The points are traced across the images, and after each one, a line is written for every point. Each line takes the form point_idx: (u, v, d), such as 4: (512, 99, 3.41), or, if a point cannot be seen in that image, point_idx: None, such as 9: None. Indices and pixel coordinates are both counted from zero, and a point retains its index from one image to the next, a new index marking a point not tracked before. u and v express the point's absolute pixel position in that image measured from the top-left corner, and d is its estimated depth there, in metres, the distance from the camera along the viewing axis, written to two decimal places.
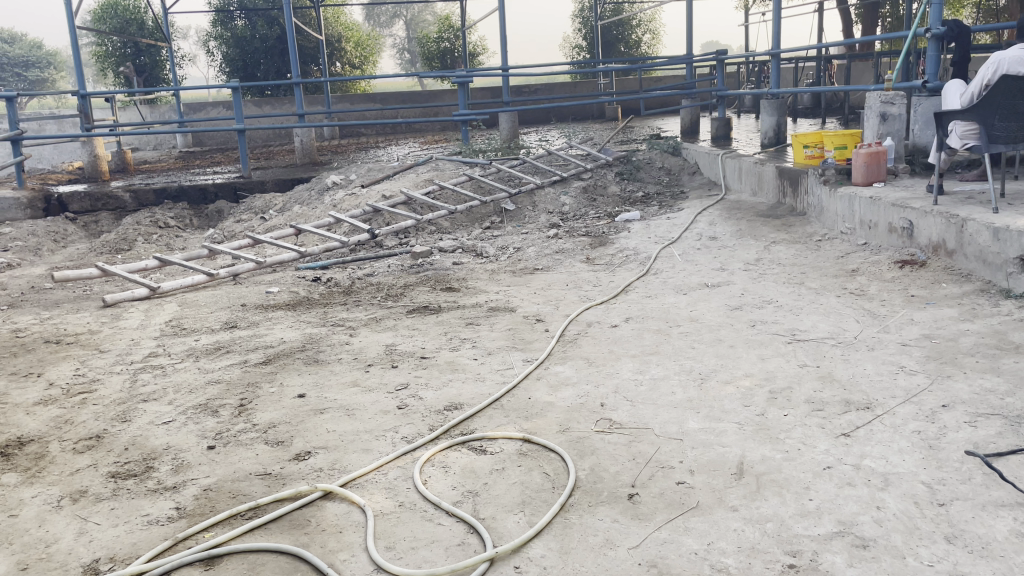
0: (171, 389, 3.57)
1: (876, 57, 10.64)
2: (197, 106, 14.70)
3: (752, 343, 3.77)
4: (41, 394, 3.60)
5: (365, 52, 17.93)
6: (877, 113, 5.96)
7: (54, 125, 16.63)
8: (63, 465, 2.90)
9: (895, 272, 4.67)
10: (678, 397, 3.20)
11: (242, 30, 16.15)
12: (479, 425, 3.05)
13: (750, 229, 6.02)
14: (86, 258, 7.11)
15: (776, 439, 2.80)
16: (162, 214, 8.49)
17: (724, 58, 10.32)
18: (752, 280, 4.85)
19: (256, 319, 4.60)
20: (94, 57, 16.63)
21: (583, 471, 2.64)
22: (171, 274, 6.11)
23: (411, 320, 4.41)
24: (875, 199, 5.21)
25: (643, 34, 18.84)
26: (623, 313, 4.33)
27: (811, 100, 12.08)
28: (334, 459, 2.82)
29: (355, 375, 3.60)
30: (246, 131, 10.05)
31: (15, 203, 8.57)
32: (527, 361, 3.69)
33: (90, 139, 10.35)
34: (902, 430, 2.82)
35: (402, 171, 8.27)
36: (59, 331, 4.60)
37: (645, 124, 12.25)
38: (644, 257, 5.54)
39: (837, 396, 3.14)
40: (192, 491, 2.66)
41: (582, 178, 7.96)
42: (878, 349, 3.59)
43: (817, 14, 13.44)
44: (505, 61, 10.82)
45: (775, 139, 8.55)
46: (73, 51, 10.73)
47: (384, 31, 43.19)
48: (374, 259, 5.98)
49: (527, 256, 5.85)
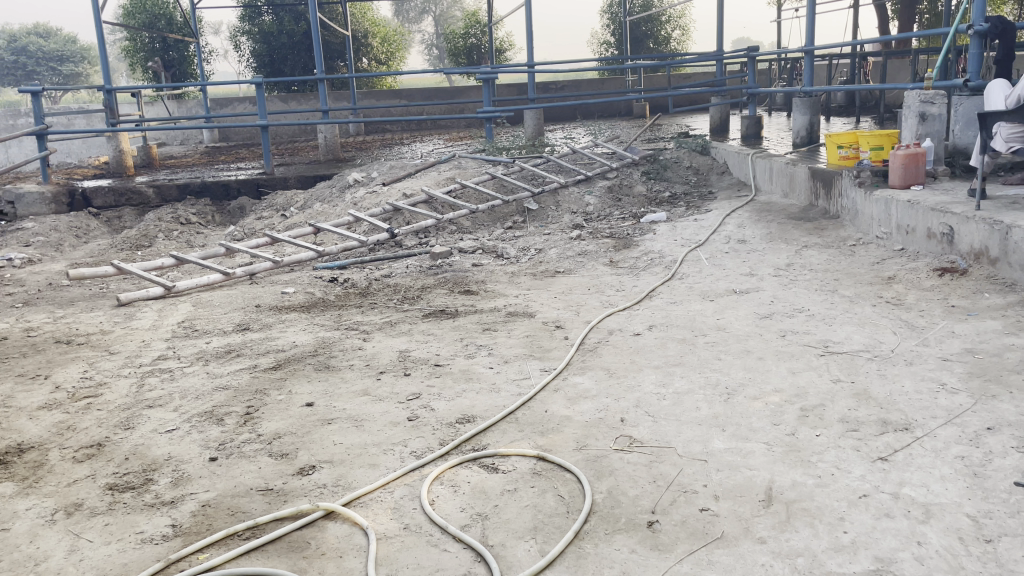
0: (178, 394, 3.47)
1: (913, 54, 10.31)
2: (223, 102, 14.71)
3: (782, 355, 3.58)
4: (45, 398, 3.51)
5: (391, 48, 17.82)
6: (916, 113, 5.73)
7: (82, 120, 16.71)
8: (61, 475, 2.80)
9: (934, 281, 4.45)
10: (703, 414, 3.03)
11: (270, 25, 16.14)
12: (492, 440, 2.90)
13: (781, 232, 5.82)
14: (106, 254, 7.07)
15: (808, 463, 2.63)
16: (185, 210, 8.44)
17: (756, 55, 10.03)
18: (782, 286, 4.65)
19: (269, 321, 4.49)
20: (123, 52, 16.72)
21: (600, 495, 2.48)
22: (188, 272, 6.03)
23: (427, 325, 4.27)
24: (913, 203, 5.00)
25: (673, 29, 18.59)
26: (645, 320, 4.16)
27: (844, 99, 11.78)
28: (339, 474, 2.69)
29: (365, 384, 3.47)
30: (269, 127, 9.95)
31: (40, 198, 8.59)
32: (544, 370, 3.53)
33: (115, 134, 10.33)
34: (944, 455, 2.63)
35: (424, 168, 8.14)
36: (71, 331, 4.53)
37: (674, 121, 11.99)
38: (670, 261, 5.35)
39: (873, 415, 2.95)
40: (190, 507, 2.54)
41: (607, 177, 7.78)
42: (917, 364, 3.39)
43: (852, 11, 13.15)
44: (531, 57, 10.64)
45: (807, 138, 8.28)
46: (99, 47, 10.73)
47: (412, 26, 43.17)
48: (393, 260, 5.86)
49: (549, 258, 5.70)
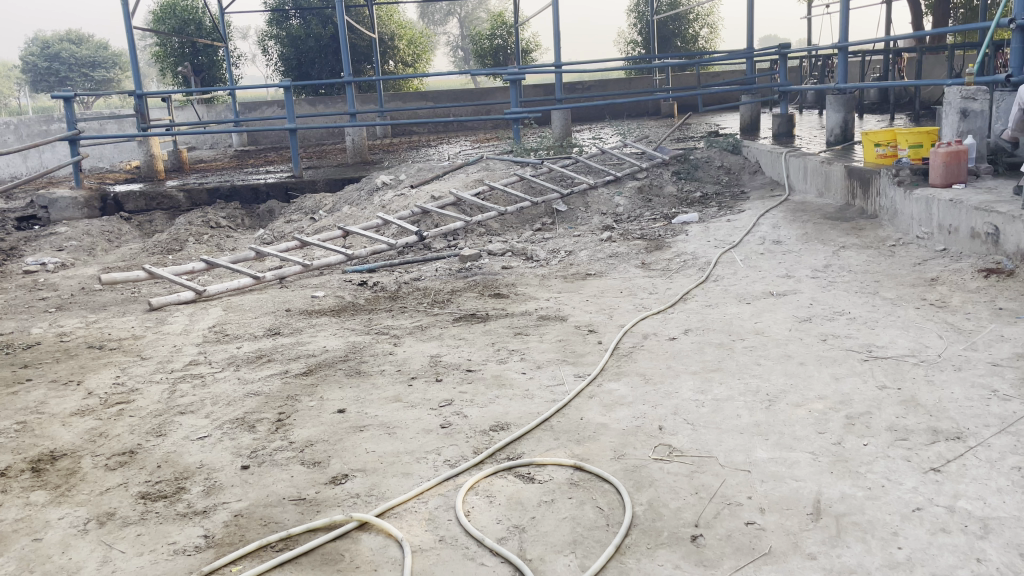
0: (209, 400, 3.44)
1: (950, 49, 10.09)
2: (252, 105, 14.79)
3: (824, 360, 3.48)
4: (78, 404, 3.51)
5: (418, 50, 17.84)
6: (957, 109, 5.60)
7: (114, 125, 16.90)
8: (93, 484, 2.78)
9: (980, 282, 4.32)
10: (744, 422, 2.94)
11: (297, 29, 16.22)
12: (527, 448, 2.83)
13: (818, 232, 5.69)
14: (137, 258, 7.10)
15: (857, 474, 2.53)
16: (214, 214, 8.47)
17: (787, 52, 9.87)
18: (820, 289, 4.54)
19: (300, 325, 4.46)
20: (153, 58, 16.88)
21: (640, 507, 2.41)
22: (219, 276, 6.03)
23: (458, 329, 4.21)
24: (956, 202, 4.86)
25: (701, 28, 18.42)
26: (681, 324, 4.07)
27: (878, 96, 11.57)
28: (373, 484, 2.64)
29: (397, 390, 3.41)
30: (297, 130, 9.96)
31: (73, 203, 8.67)
32: (579, 376, 3.46)
33: (146, 139, 10.41)
34: (1000, 466, 2.52)
35: (452, 170, 8.10)
36: (103, 336, 4.54)
37: (703, 120, 11.84)
38: (704, 262, 5.26)
39: (922, 423, 2.84)
40: (222, 517, 2.51)
41: (637, 178, 7.68)
42: (966, 369, 3.27)
43: (885, 6, 12.94)
44: (558, 57, 10.57)
45: (841, 136, 8.13)
46: (130, 52, 10.81)
47: (438, 29, 43.24)
48: (422, 263, 5.82)
49: (579, 260, 5.62)
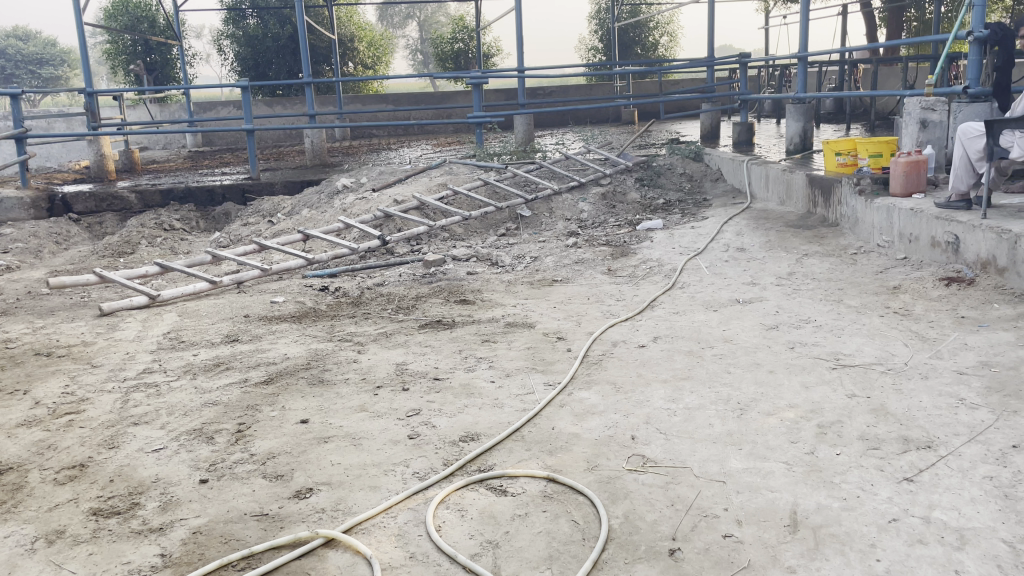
0: (165, 411, 3.30)
1: (904, 61, 10.30)
2: (207, 106, 14.49)
3: (793, 368, 3.47)
4: (24, 414, 3.34)
5: (377, 52, 17.68)
6: (917, 120, 5.67)
7: (62, 124, 16.41)
8: (41, 499, 2.63)
9: (941, 290, 4.37)
10: (717, 431, 2.91)
11: (255, 29, 15.96)
12: (498, 460, 2.76)
13: (781, 240, 5.73)
14: (87, 261, 6.87)
15: (832, 484, 2.51)
16: (168, 216, 8.23)
17: (747, 61, 9.96)
18: (786, 296, 4.56)
19: (259, 332, 4.33)
20: (105, 55, 16.46)
21: (616, 520, 2.35)
22: (173, 281, 5.85)
23: (423, 336, 4.13)
24: (917, 211, 4.92)
25: (661, 36, 18.58)
26: (650, 331, 4.03)
27: (834, 106, 11.78)
28: (339, 498, 2.55)
29: (362, 400, 3.31)
30: (255, 131, 9.75)
31: (19, 203, 8.36)
32: (548, 385, 3.40)
33: (97, 138, 10.10)
34: (971, 475, 2.52)
35: (414, 174, 8.00)
36: (51, 342, 4.35)
37: (664, 127, 11.91)
38: (669, 269, 5.25)
39: (893, 432, 2.84)
40: (179, 534, 2.39)
41: (601, 184, 7.66)
42: (933, 378, 3.29)
43: (841, 17, 13.19)
44: (521, 62, 10.54)
45: (800, 145, 8.22)
46: (80, 49, 10.49)
47: (397, 32, 42.98)
48: (385, 268, 5.72)
49: (545, 266, 5.57)
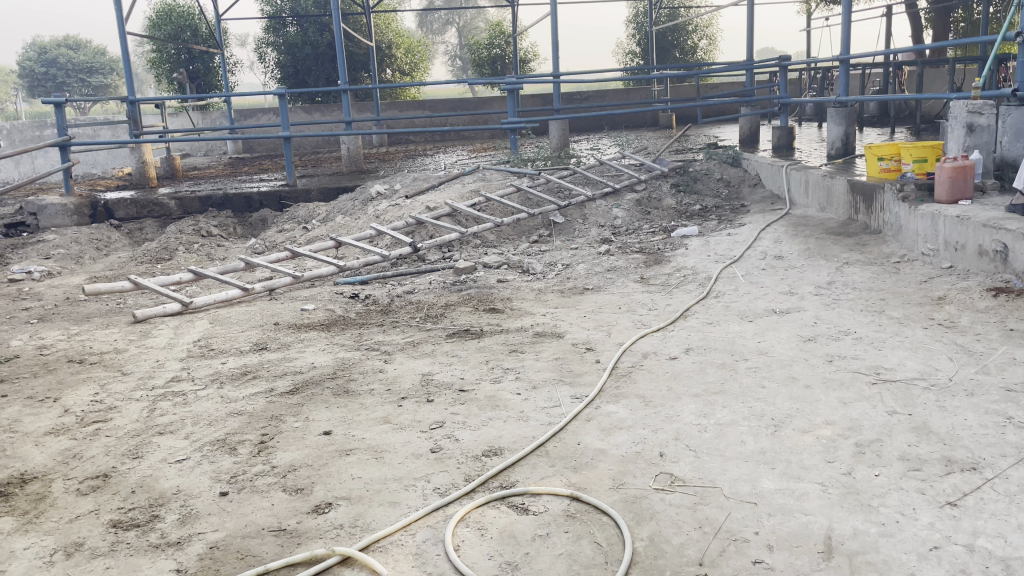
0: (190, 420, 3.29)
1: (951, 63, 10.02)
2: (247, 113, 14.67)
3: (830, 383, 3.34)
4: (53, 422, 3.36)
5: (415, 58, 17.76)
6: (963, 124, 5.47)
7: (108, 132, 16.75)
8: (63, 510, 2.63)
9: (988, 301, 4.19)
10: (749, 449, 2.81)
11: (295, 36, 16.14)
12: (521, 476, 2.69)
13: (820, 247, 5.57)
14: (126, 267, 6.95)
15: (869, 508, 2.39)
16: (206, 222, 8.32)
17: (787, 64, 9.75)
18: (825, 306, 4.42)
19: (288, 340, 4.31)
20: (149, 64, 16.77)
21: (641, 543, 2.27)
22: (207, 287, 5.89)
23: (451, 346, 4.08)
24: (963, 219, 4.74)
25: (700, 39, 18.36)
26: (682, 343, 3.93)
27: (877, 108, 11.52)
28: (358, 513, 2.50)
29: (386, 411, 3.27)
30: (292, 138, 9.81)
31: (62, 209, 8.53)
32: (576, 398, 3.32)
33: (138, 145, 10.27)
34: (1019, 500, 2.38)
35: (448, 180, 7.99)
36: (84, 349, 4.39)
37: (702, 132, 11.73)
38: (704, 278, 5.13)
39: (936, 452, 2.71)
40: (196, 549, 2.36)
41: (636, 190, 7.56)
42: (979, 395, 3.14)
43: (885, 19, 12.91)
44: (557, 67, 10.47)
45: (842, 149, 8.01)
46: (124, 58, 10.67)
47: (437, 38, 43.20)
48: (416, 275, 5.69)
49: (577, 274, 5.49)
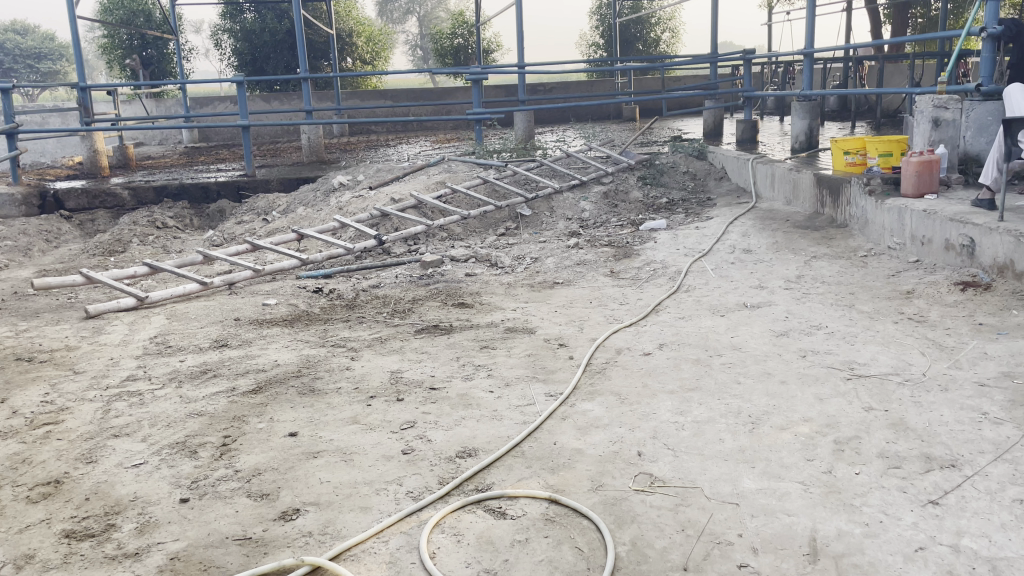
0: (147, 422, 3.14)
1: (910, 58, 10.10)
2: (203, 101, 14.30)
3: (806, 379, 3.31)
4: (0, 425, 3.18)
5: (376, 47, 17.50)
6: (928, 118, 5.50)
7: (57, 120, 16.21)
8: (11, 520, 2.48)
9: (957, 296, 4.21)
10: (728, 447, 2.76)
11: (252, 23, 15.77)
12: (497, 478, 2.61)
13: (788, 241, 5.57)
14: (77, 260, 6.69)
15: (852, 508, 2.35)
16: (161, 214, 8.06)
17: (752, 57, 9.75)
18: (795, 300, 4.40)
19: (249, 337, 4.16)
20: (100, 50, 16.26)
21: (623, 547, 2.21)
22: (163, 281, 5.69)
23: (419, 342, 3.98)
24: (930, 213, 4.76)
25: (662, 32, 18.41)
26: (655, 338, 3.87)
27: (838, 103, 11.62)
28: (327, 520, 2.39)
29: (355, 411, 3.16)
30: (251, 128, 9.54)
31: (9, 199, 8.19)
32: (550, 396, 3.24)
33: (90, 133, 9.92)
34: (1001, 498, 2.37)
35: (412, 171, 7.84)
36: (33, 347, 4.19)
37: (666, 124, 11.71)
38: (674, 272, 5.09)
39: (914, 449, 2.69)
40: (156, 560, 2.23)
41: (602, 182, 7.50)
42: (953, 391, 3.13)
43: (845, 14, 13.01)
44: (522, 58, 10.35)
45: (806, 143, 8.04)
46: (74, 43, 10.29)
47: (396, 27, 42.79)
48: (381, 268, 5.56)
49: (545, 267, 5.41)
